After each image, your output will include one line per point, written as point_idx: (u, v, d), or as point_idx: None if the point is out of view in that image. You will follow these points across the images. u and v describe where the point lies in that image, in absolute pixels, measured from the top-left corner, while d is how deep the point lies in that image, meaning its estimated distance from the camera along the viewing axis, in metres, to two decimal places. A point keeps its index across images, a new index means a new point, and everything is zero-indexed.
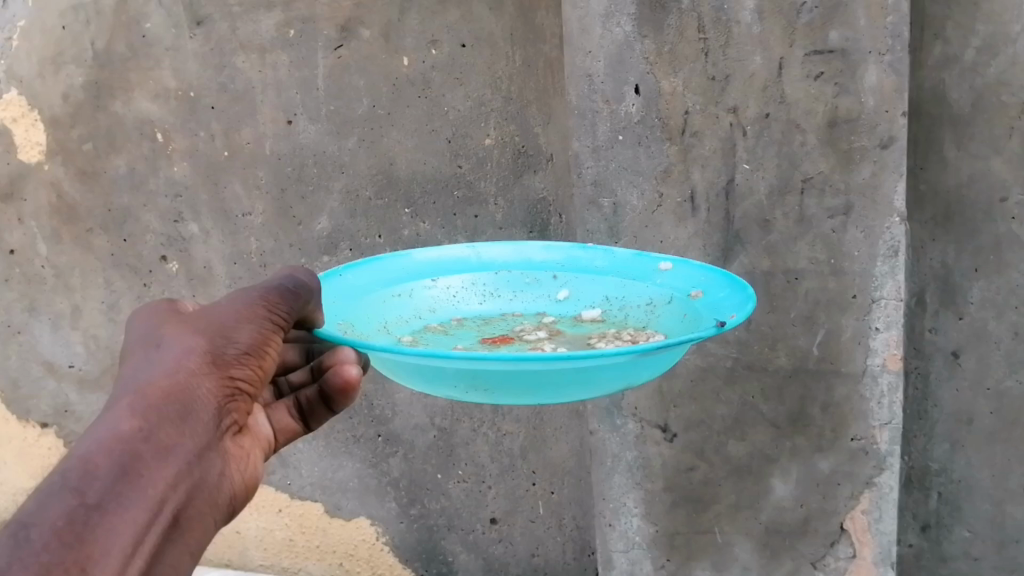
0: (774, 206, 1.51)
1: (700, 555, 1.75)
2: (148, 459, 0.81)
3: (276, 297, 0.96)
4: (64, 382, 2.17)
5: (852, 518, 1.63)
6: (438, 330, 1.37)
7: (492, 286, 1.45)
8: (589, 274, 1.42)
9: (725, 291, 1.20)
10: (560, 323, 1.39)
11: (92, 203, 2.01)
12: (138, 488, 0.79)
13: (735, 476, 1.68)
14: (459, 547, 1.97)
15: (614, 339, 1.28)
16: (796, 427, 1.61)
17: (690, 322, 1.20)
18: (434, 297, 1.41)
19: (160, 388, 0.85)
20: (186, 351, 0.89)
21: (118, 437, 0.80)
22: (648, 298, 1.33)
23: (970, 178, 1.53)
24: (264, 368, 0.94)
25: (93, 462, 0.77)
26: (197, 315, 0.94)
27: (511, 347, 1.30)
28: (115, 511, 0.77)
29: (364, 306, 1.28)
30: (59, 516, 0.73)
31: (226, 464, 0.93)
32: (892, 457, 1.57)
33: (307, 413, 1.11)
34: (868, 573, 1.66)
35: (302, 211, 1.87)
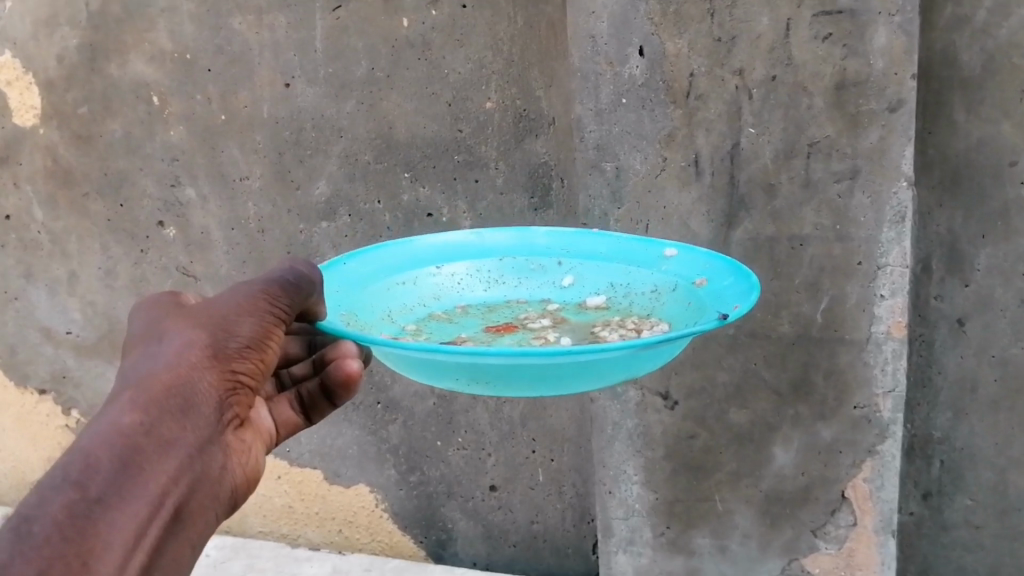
0: (779, 171, 1.48)
1: (700, 523, 1.74)
2: (150, 453, 0.79)
3: (277, 289, 0.94)
4: (61, 348, 2.16)
5: (853, 486, 1.62)
6: (443, 318, 1.34)
7: (496, 272, 1.42)
8: (593, 260, 1.39)
9: (729, 279, 1.18)
10: (564, 311, 1.37)
11: (87, 168, 1.98)
12: (140, 482, 0.77)
13: (736, 444, 1.67)
14: (459, 514, 1.97)
15: (618, 328, 1.27)
16: (798, 394, 1.59)
17: (694, 312, 1.19)
18: (438, 284, 1.38)
19: (162, 381, 0.83)
20: (188, 344, 0.87)
21: (120, 430, 0.78)
22: (653, 285, 1.31)
23: (979, 143, 1.50)
24: (265, 361, 0.93)
25: (94, 456, 0.75)
26: (198, 308, 0.93)
27: (515, 337, 1.28)
28: (117, 505, 0.75)
29: (368, 295, 1.26)
30: (60, 509, 0.71)
31: (227, 457, 0.91)
32: (895, 425, 1.56)
33: (308, 405, 1.11)
34: (869, 541, 1.65)
35: (300, 175, 1.84)
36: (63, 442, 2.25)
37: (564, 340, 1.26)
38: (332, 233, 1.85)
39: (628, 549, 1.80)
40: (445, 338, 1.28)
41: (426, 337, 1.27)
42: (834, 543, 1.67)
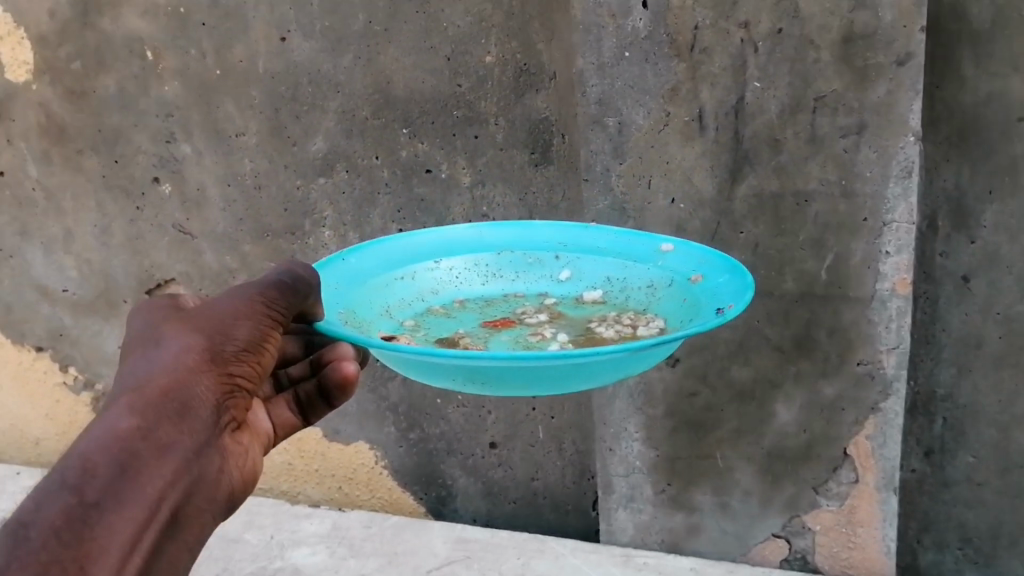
0: (785, 126, 1.46)
1: (701, 480, 1.75)
2: (149, 457, 0.82)
3: (274, 292, 0.96)
4: (58, 306, 2.15)
5: (856, 444, 1.62)
6: (441, 314, 1.33)
7: (494, 266, 1.40)
8: (591, 254, 1.37)
9: (726, 276, 1.17)
10: (561, 305, 1.36)
11: (81, 124, 1.95)
12: (139, 487, 0.80)
13: (738, 401, 1.66)
14: (459, 471, 1.97)
15: (614, 325, 1.25)
16: (801, 351, 1.59)
17: (691, 310, 1.18)
18: (437, 278, 1.36)
19: (160, 386, 0.86)
20: (185, 350, 0.90)
21: (118, 435, 0.81)
22: (649, 281, 1.30)
23: (988, 98, 1.47)
24: (262, 363, 0.96)
25: (93, 461, 0.78)
26: (197, 313, 0.95)
27: (512, 334, 1.27)
28: (116, 509, 0.78)
29: (366, 292, 1.25)
30: (58, 514, 0.74)
31: (224, 461, 0.94)
32: (898, 382, 1.55)
33: (305, 408, 1.12)
34: (871, 498, 1.66)
35: (297, 131, 1.81)
36: (61, 400, 2.25)
37: (561, 336, 1.25)
38: (330, 190, 1.83)
39: (628, 506, 1.81)
40: (442, 335, 1.26)
41: (423, 335, 1.25)
42: (835, 499, 1.68)
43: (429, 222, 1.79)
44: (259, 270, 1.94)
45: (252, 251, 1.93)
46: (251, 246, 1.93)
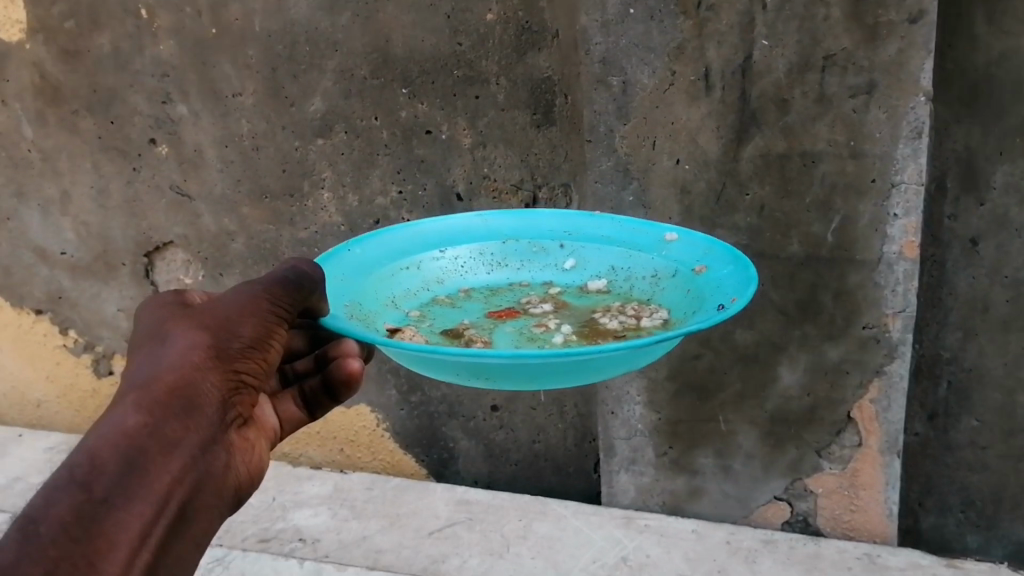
0: (793, 85, 1.43)
1: (703, 443, 1.74)
2: (156, 453, 0.78)
3: (280, 290, 0.91)
4: (57, 269, 2.13)
5: (859, 407, 1.62)
6: (446, 304, 1.30)
7: (499, 255, 1.37)
8: (595, 243, 1.36)
9: (729, 267, 1.16)
10: (565, 295, 1.34)
11: (76, 84, 1.92)
12: (146, 484, 0.76)
13: (741, 365, 1.65)
14: (460, 434, 1.97)
15: (618, 315, 1.24)
16: (806, 315, 1.57)
17: (694, 302, 1.16)
18: (441, 267, 1.34)
19: (167, 382, 0.82)
20: (191, 345, 0.85)
21: (125, 431, 0.77)
22: (653, 270, 1.28)
23: (1001, 56, 1.44)
24: (267, 361, 0.91)
25: (101, 457, 0.74)
26: (201, 309, 0.90)
27: (517, 325, 1.25)
28: (124, 506, 0.74)
29: (372, 282, 1.22)
30: (67, 510, 0.71)
31: (229, 457, 0.90)
32: (904, 345, 1.54)
33: (312, 403, 1.08)
34: (874, 461, 1.66)
35: (295, 91, 1.78)
36: (62, 362, 2.25)
37: (565, 328, 1.23)
38: (329, 151, 1.80)
39: (630, 469, 1.81)
40: (447, 326, 1.24)
41: (429, 325, 1.23)
42: (838, 462, 1.68)
43: (429, 184, 1.77)
44: (258, 233, 1.92)
45: (250, 213, 1.91)
46: (249, 208, 1.91)
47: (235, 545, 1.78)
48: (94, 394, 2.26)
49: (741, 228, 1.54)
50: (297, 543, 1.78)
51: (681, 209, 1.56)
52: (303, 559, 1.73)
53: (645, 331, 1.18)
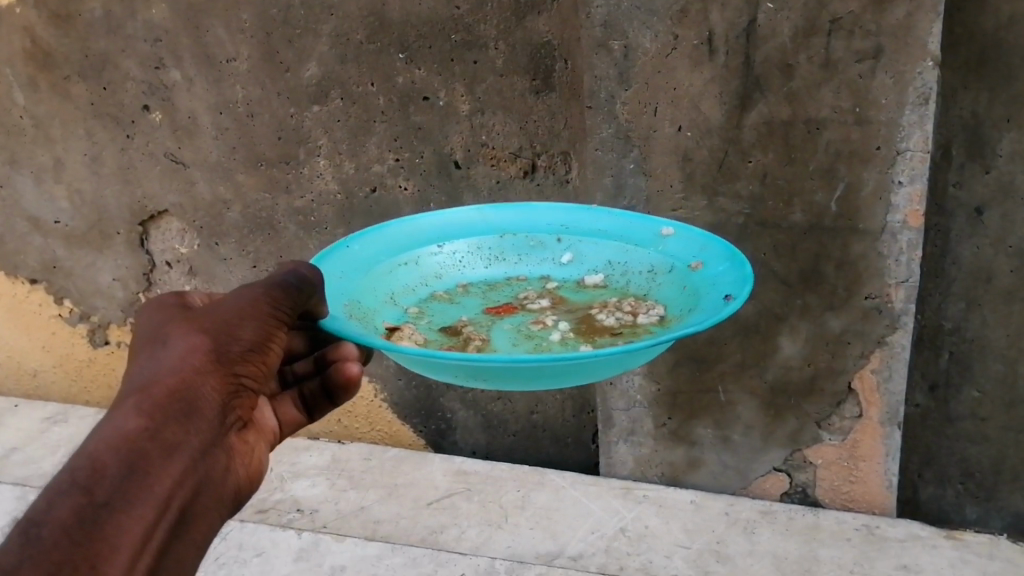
0: (798, 50, 1.40)
1: (703, 414, 1.73)
2: (157, 457, 0.74)
3: (279, 294, 0.92)
4: (51, 238, 2.11)
5: (860, 378, 1.60)
6: (444, 299, 1.28)
7: (497, 250, 1.34)
8: (592, 237, 1.33)
9: (725, 265, 1.14)
10: (563, 289, 1.31)
11: (67, 48, 1.88)
12: (148, 488, 0.73)
13: (742, 335, 1.63)
14: (458, 404, 1.95)
15: (615, 312, 1.22)
16: (808, 285, 1.55)
17: (690, 300, 1.14)
18: (439, 263, 1.31)
19: (166, 384, 0.79)
20: (191, 348, 0.83)
21: (124, 434, 0.74)
22: (649, 265, 1.26)
23: (1010, 21, 1.41)
24: (268, 363, 0.90)
25: (102, 460, 0.71)
26: (202, 311, 0.88)
27: (515, 322, 1.23)
28: (126, 510, 0.70)
29: (370, 279, 1.20)
30: (67, 514, 0.67)
31: (230, 460, 0.86)
32: (906, 316, 1.53)
33: (311, 404, 1.05)
34: (874, 433, 1.65)
35: (290, 56, 1.74)
36: (57, 332, 2.23)
37: (563, 325, 1.21)
38: (324, 118, 1.77)
39: (628, 440, 1.80)
40: (446, 323, 1.22)
41: (427, 323, 1.21)
42: (838, 434, 1.67)
43: (427, 152, 1.74)
44: (254, 201, 1.90)
45: (246, 181, 1.89)
46: (244, 176, 1.88)
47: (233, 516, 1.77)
48: (91, 364, 2.25)
49: (744, 196, 1.51)
50: (295, 513, 1.78)
51: (683, 177, 1.54)
52: (301, 529, 1.72)
53: (643, 328, 1.16)
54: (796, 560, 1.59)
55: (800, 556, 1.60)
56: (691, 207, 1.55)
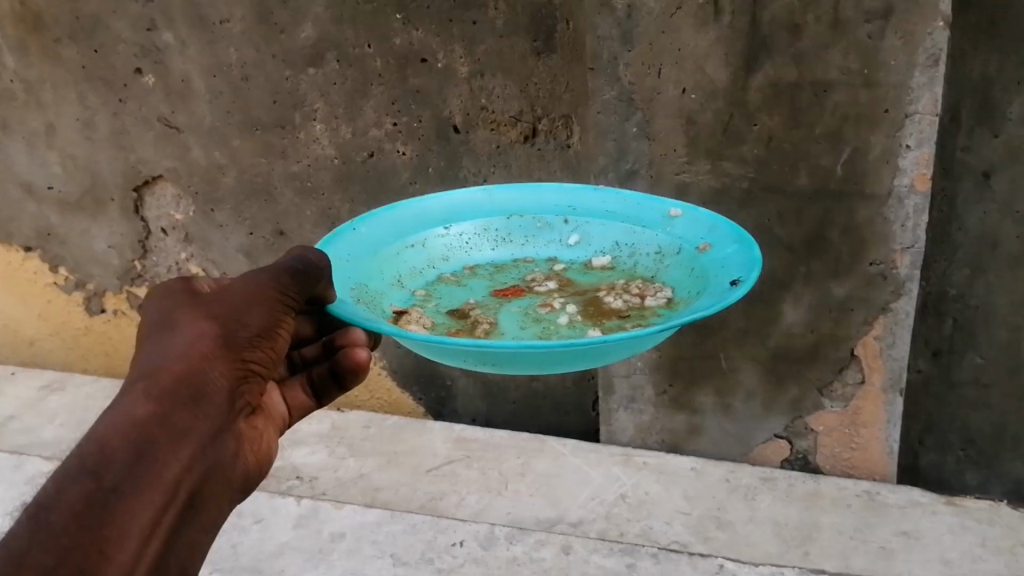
0: (805, 10, 1.36)
1: (704, 381, 1.72)
2: (166, 443, 0.77)
3: (287, 280, 0.92)
4: (44, 204, 2.08)
5: (863, 344, 1.59)
6: (451, 282, 1.27)
7: (504, 231, 1.33)
8: (600, 218, 1.30)
9: (734, 247, 1.13)
10: (570, 271, 1.29)
11: (58, 10, 1.84)
12: (157, 473, 0.75)
13: (745, 302, 1.62)
14: (457, 372, 1.94)
15: (623, 295, 1.20)
16: (812, 251, 1.53)
17: (698, 283, 1.13)
18: (446, 245, 1.30)
19: (175, 370, 0.81)
20: (199, 334, 0.84)
21: (133, 420, 0.76)
22: (657, 247, 1.24)
23: None
24: (276, 349, 0.91)
25: (110, 446, 0.73)
26: (210, 297, 0.90)
27: (522, 305, 1.21)
28: (135, 494, 0.73)
29: (377, 263, 1.19)
30: (77, 499, 0.70)
31: (237, 445, 0.89)
32: (911, 282, 1.51)
33: (320, 390, 1.07)
34: (876, 399, 1.64)
35: (285, 18, 1.70)
36: (53, 300, 2.21)
37: (571, 308, 1.19)
38: (320, 81, 1.74)
39: (629, 407, 1.79)
40: (453, 306, 1.20)
41: (435, 306, 1.20)
42: (840, 400, 1.66)
43: (425, 116, 1.71)
44: (249, 166, 1.87)
45: (241, 146, 1.85)
46: (239, 141, 1.85)
47: None
48: (87, 332, 2.23)
49: (749, 160, 1.49)
50: (295, 481, 1.77)
51: (686, 141, 1.52)
52: (300, 496, 1.71)
53: (651, 311, 1.14)
54: (797, 526, 1.59)
55: (801, 522, 1.60)
56: (694, 171, 1.53)
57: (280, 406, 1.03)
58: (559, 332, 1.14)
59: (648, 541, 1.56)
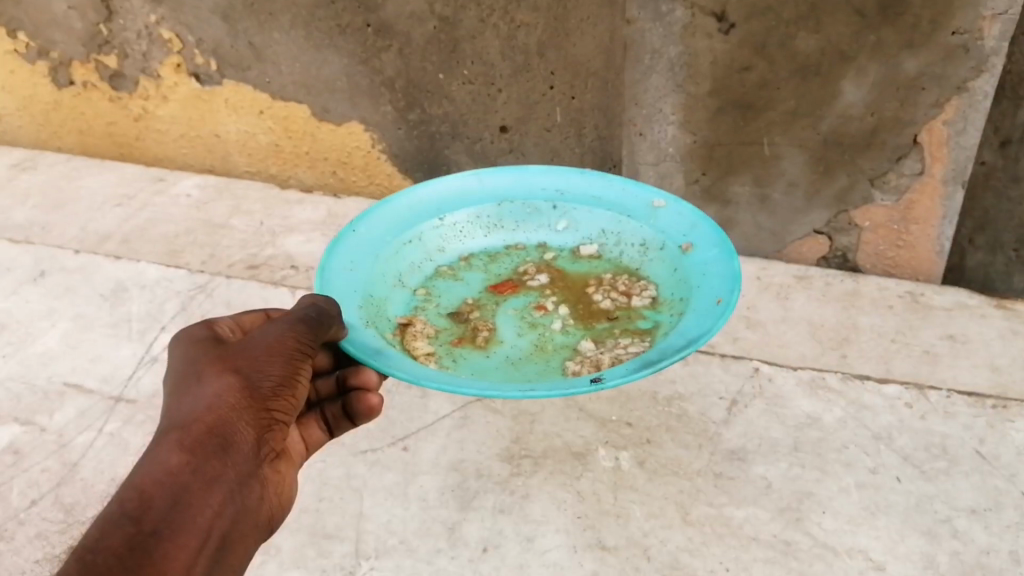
0: None
1: (741, 169, 1.54)
2: (196, 491, 0.82)
3: (302, 329, 0.95)
4: None
5: (929, 131, 1.42)
6: (449, 275, 1.35)
7: (495, 217, 1.40)
8: (587, 203, 1.38)
9: (714, 252, 1.20)
10: (559, 261, 1.38)
11: None
12: (189, 521, 0.80)
13: (798, 79, 1.41)
14: (464, 157, 1.75)
15: (610, 294, 1.29)
16: (886, 17, 1.32)
17: (681, 287, 1.22)
18: (443, 235, 1.37)
19: (202, 421, 0.85)
20: (224, 386, 0.88)
21: (166, 471, 0.81)
22: (642, 239, 1.32)
23: None
24: (297, 396, 0.94)
25: (148, 492, 0.80)
26: (234, 348, 0.93)
27: (517, 305, 1.30)
28: (172, 540, 0.78)
29: (379, 264, 1.27)
30: (118, 544, 0.76)
31: (264, 489, 0.92)
32: (997, 58, 1.32)
33: (333, 426, 1.06)
34: (934, 194, 1.48)
35: None
36: (16, 72, 1.98)
37: (563, 312, 1.28)
38: None
39: None
40: (453, 307, 1.30)
41: (436, 307, 1.29)
42: (892, 193, 1.50)
43: None
44: None
45: None
46: None
47: (219, 273, 1.62)
48: (57, 107, 2.01)
49: None
50: (289, 270, 1.62)
51: None
52: (295, 288, 1.57)
53: (638, 314, 1.24)
54: (833, 327, 1.45)
55: (837, 324, 1.46)
56: None
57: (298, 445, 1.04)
58: (553, 340, 1.24)
59: None
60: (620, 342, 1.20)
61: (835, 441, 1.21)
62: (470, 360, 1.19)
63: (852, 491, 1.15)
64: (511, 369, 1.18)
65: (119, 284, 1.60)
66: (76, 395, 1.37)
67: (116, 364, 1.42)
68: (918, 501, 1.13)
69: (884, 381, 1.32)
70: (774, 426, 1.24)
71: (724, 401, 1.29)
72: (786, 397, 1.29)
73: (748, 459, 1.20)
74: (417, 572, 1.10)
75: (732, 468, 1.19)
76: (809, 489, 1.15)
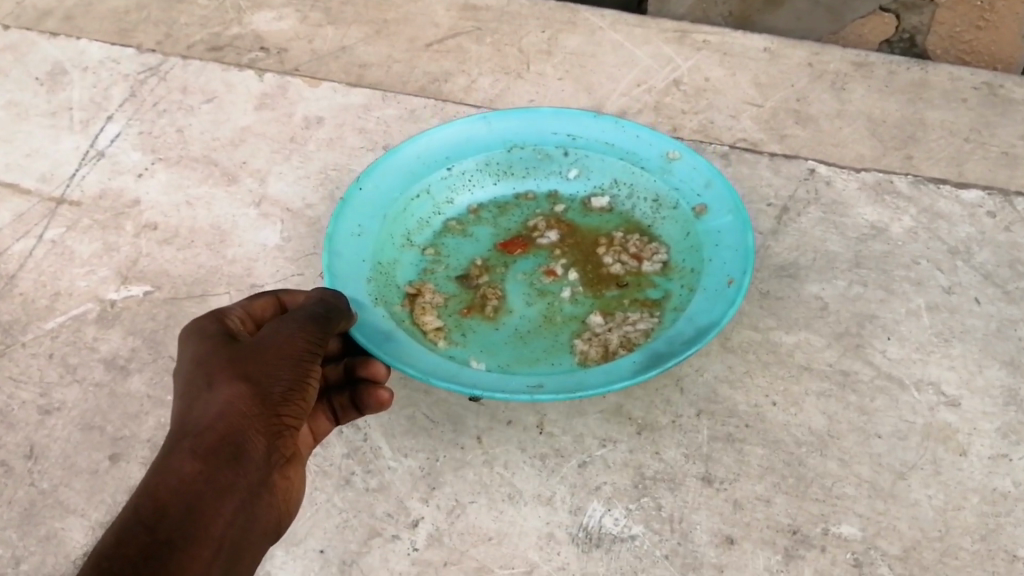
0: None
1: None
2: (212, 500, 0.64)
3: (313, 328, 0.76)
4: None
5: None
6: (456, 230, 1.10)
7: (505, 164, 1.12)
8: (599, 150, 1.11)
9: (730, 217, 0.98)
10: (570, 213, 1.11)
11: None
12: (206, 533, 0.62)
13: None
14: None
15: (620, 256, 1.05)
16: None
17: (694, 254, 1.00)
18: (451, 185, 1.11)
19: (212, 429, 0.67)
20: (236, 391, 0.69)
21: (178, 478, 0.63)
22: (655, 193, 1.07)
23: None
24: (308, 399, 0.74)
25: (164, 497, 0.62)
26: (244, 348, 0.73)
27: (526, 268, 1.05)
28: (190, 552, 0.60)
29: (386, 227, 1.03)
30: (133, 552, 0.58)
31: (280, 502, 0.72)
32: None
33: (343, 416, 0.84)
34: None
35: None
36: None
37: (573, 277, 1.03)
38: None
39: None
40: (460, 270, 1.05)
41: (445, 270, 1.05)
42: None
43: None
44: None
45: None
46: None
47: (175, 54, 1.38)
48: None
49: None
50: (258, 53, 1.37)
51: None
52: (263, 72, 1.33)
53: (647, 282, 1.02)
54: (898, 122, 1.23)
55: (903, 118, 1.23)
56: None
57: (303, 440, 0.82)
58: (562, 311, 1.00)
59: (708, 139, 1.21)
60: (633, 319, 0.97)
61: (903, 256, 1.03)
62: (477, 334, 0.97)
63: (921, 314, 0.98)
64: (521, 346, 0.96)
65: (57, 67, 1.36)
66: (10, 197, 1.17)
67: (56, 161, 1.21)
68: (999, 327, 0.96)
69: (962, 186, 1.12)
70: (831, 237, 1.06)
71: (774, 209, 1.10)
72: (845, 203, 1.10)
73: (800, 277, 1.02)
74: (413, 403, 0.95)
75: (780, 287, 1.01)
76: (870, 310, 0.99)
